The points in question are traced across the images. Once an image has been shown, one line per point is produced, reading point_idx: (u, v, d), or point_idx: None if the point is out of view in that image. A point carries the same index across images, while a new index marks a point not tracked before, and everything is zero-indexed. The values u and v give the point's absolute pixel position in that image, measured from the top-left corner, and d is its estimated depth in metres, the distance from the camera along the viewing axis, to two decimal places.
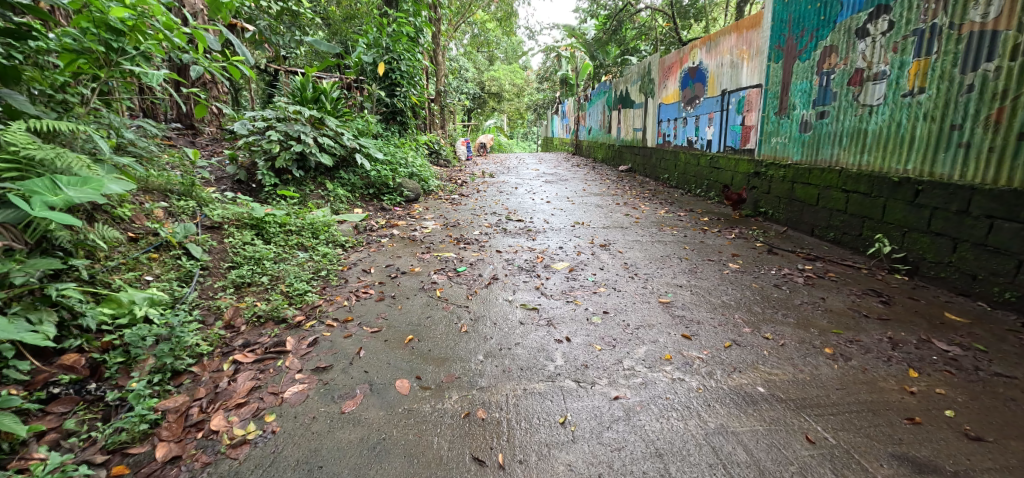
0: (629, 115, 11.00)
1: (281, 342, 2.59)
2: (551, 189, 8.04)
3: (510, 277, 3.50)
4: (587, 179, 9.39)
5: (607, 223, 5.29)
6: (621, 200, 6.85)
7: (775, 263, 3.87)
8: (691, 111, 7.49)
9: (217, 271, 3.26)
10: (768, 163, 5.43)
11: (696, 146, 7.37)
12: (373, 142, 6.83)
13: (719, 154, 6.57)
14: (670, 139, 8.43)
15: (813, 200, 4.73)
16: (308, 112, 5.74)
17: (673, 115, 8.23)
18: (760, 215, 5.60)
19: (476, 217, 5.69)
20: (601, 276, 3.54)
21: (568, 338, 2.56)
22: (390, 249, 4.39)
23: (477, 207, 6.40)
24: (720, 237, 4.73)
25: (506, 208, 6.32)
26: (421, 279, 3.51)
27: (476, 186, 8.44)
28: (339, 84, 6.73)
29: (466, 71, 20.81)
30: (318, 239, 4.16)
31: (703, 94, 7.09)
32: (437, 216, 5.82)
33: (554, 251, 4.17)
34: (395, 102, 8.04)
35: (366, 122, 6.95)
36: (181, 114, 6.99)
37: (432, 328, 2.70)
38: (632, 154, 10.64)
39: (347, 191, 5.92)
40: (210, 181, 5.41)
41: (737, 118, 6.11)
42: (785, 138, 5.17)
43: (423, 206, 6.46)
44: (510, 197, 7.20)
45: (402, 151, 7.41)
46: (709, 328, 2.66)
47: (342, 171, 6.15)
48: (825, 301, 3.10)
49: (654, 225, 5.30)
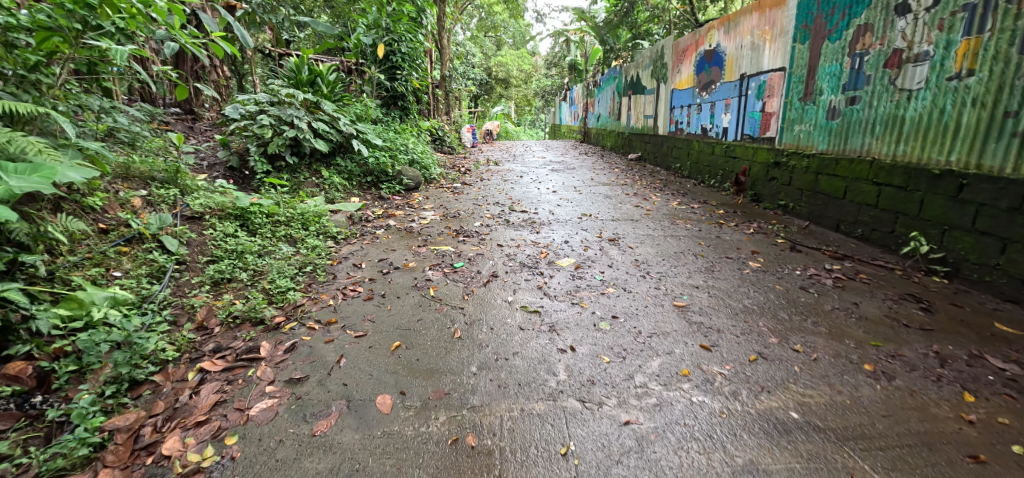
0: (639, 101, 10.60)
1: (255, 348, 2.34)
2: (557, 178, 7.73)
3: (511, 275, 3.22)
4: (595, 168, 9.06)
5: (616, 215, 4.99)
6: (631, 190, 6.53)
7: (800, 262, 3.56)
8: (706, 97, 7.11)
9: (195, 266, 3.01)
10: (790, 153, 5.10)
11: (711, 134, 7.01)
12: (372, 128, 6.52)
13: (736, 142, 6.23)
14: (682, 127, 8.07)
15: (839, 193, 4.39)
16: (303, 96, 5.45)
17: (687, 101, 7.86)
18: (778, 208, 5.30)
19: (478, 207, 5.40)
20: (609, 274, 3.25)
21: (572, 348, 2.29)
22: (384, 241, 4.12)
23: (479, 196, 6.11)
24: (737, 232, 4.42)
25: (510, 197, 6.03)
26: (415, 276, 3.24)
27: (481, 174, 8.14)
28: (337, 66, 6.42)
29: (473, 56, 20.42)
30: (308, 230, 3.90)
31: (719, 79, 6.71)
32: (437, 206, 5.55)
33: (559, 246, 3.89)
34: (396, 87, 7.71)
35: (365, 108, 6.66)
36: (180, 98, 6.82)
37: (422, 333, 2.44)
38: (643, 142, 10.27)
39: (343, 179, 5.66)
40: (200, 167, 5.18)
41: (757, 104, 5.74)
42: (809, 125, 4.81)
43: (423, 195, 6.18)
44: (514, 186, 6.91)
45: (403, 138, 7.11)
46: (731, 337, 2.38)
47: (338, 157, 5.87)
48: (859, 307, 2.80)
49: (667, 217, 4.99)
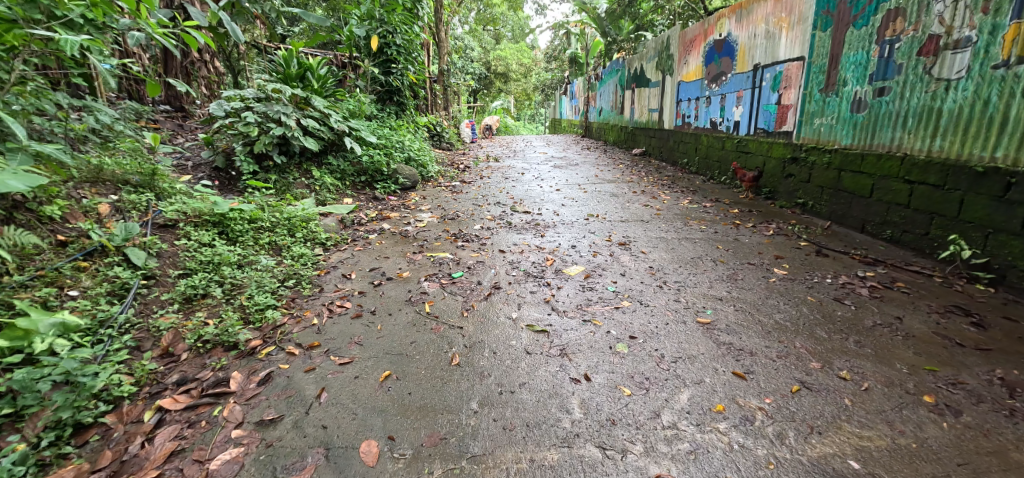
0: (644, 94, 10.28)
1: (225, 380, 2.07)
2: (560, 175, 7.44)
3: (515, 286, 2.93)
4: (599, 164, 8.76)
5: (625, 216, 4.69)
6: (638, 188, 6.23)
7: (829, 269, 3.28)
8: (716, 89, 6.79)
9: (166, 281, 2.74)
10: (810, 148, 4.80)
11: (721, 127, 6.70)
12: (366, 124, 6.20)
13: (750, 136, 5.93)
14: (690, 121, 7.75)
15: (865, 191, 4.10)
16: (290, 92, 5.13)
17: (695, 94, 7.54)
18: (797, 207, 5.01)
19: (478, 208, 5.10)
20: (623, 285, 2.96)
21: (587, 377, 2.00)
22: (377, 248, 3.83)
23: (479, 196, 5.82)
24: (756, 233, 4.13)
25: (512, 197, 5.74)
26: (409, 288, 2.94)
27: (481, 172, 7.83)
28: (328, 60, 6.09)
29: (472, 50, 20.07)
30: (295, 237, 3.61)
31: (731, 70, 6.39)
32: (434, 207, 5.26)
33: (566, 252, 3.60)
34: (391, 81, 7.37)
35: (358, 104, 6.34)
36: (171, 95, 6.68)
37: (416, 360, 2.16)
38: (648, 137, 9.94)
39: (336, 179, 5.36)
40: (185, 168, 5.03)
41: (773, 96, 5.43)
42: (832, 118, 4.51)
43: (420, 194, 5.88)
44: (516, 184, 6.61)
45: (400, 135, 6.79)
46: (766, 362, 2.09)
47: (330, 155, 5.56)
48: (903, 322, 2.51)
49: (679, 217, 4.70)
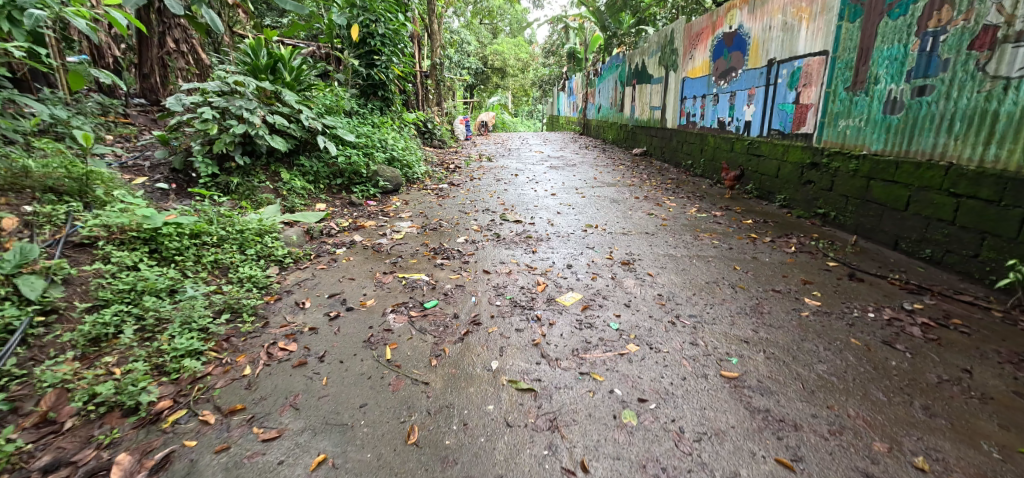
0: (644, 90, 9.78)
1: (108, 466, 1.57)
2: (556, 176, 6.95)
3: (499, 321, 2.43)
4: (598, 164, 8.27)
5: (627, 227, 4.20)
6: (641, 193, 5.74)
7: (867, 299, 2.80)
8: (725, 86, 6.30)
9: (70, 316, 2.24)
10: (833, 152, 4.33)
11: (730, 127, 6.22)
12: (344, 121, 5.66)
13: (763, 138, 5.45)
14: (696, 120, 7.26)
15: (900, 204, 3.62)
16: (255, 85, 4.58)
17: (701, 91, 7.04)
18: (817, 217, 4.54)
19: (465, 216, 4.58)
20: (627, 320, 2.47)
21: (586, 467, 1.52)
22: (344, 266, 3.32)
23: (467, 201, 5.31)
24: (776, 250, 3.65)
25: (502, 202, 5.23)
26: (370, 323, 2.44)
27: (472, 172, 7.31)
28: (302, 50, 5.53)
29: (467, 44, 19.49)
30: (246, 254, 3.10)
31: (742, 65, 5.89)
32: (416, 213, 4.75)
33: (561, 273, 3.10)
34: (374, 74, 6.79)
35: (336, 99, 5.79)
36: (144, 86, 6.22)
37: (364, 434, 1.66)
38: (649, 136, 9.43)
39: (307, 183, 4.84)
40: (141, 169, 4.55)
41: (790, 95, 4.95)
42: (860, 120, 4.04)
43: (403, 199, 5.36)
44: (508, 187, 6.10)
45: (383, 133, 6.25)
46: (818, 444, 1.62)
47: (302, 156, 5.04)
48: (974, 378, 2.04)
49: (688, 228, 4.21)
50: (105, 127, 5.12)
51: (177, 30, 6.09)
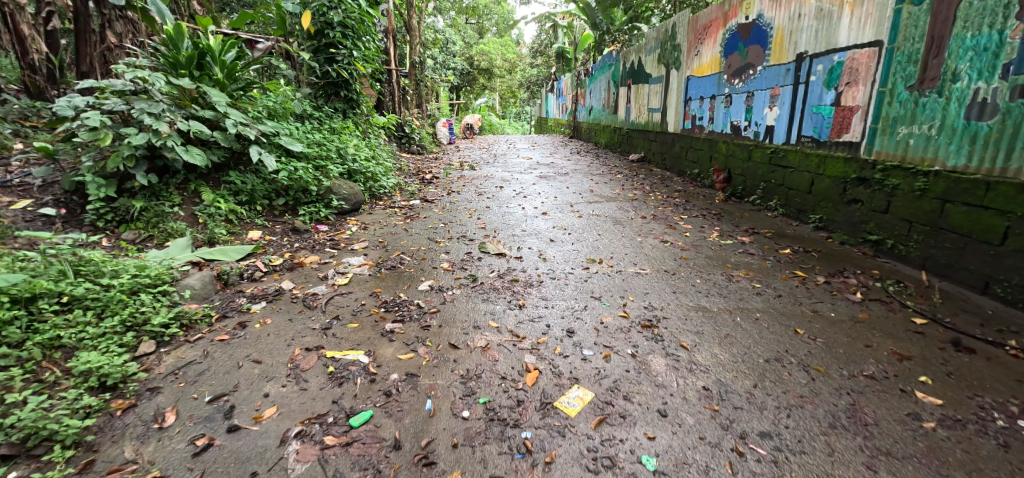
0: (642, 91, 8.94)
1: None
2: (547, 189, 6.07)
3: (465, 458, 1.52)
4: (593, 173, 7.41)
5: (639, 261, 3.31)
6: (647, 211, 4.88)
7: (1000, 390, 1.95)
8: (740, 85, 5.47)
9: None
10: (889, 166, 3.51)
11: (748, 133, 5.39)
12: (291, 126, 4.68)
13: (790, 145, 4.63)
14: (704, 123, 6.42)
15: (993, 236, 2.80)
16: (162, 84, 3.56)
17: (709, 91, 6.21)
18: (867, 245, 3.71)
19: (434, 245, 3.65)
20: (667, 447, 1.57)
21: None
22: (255, 334, 2.37)
23: (440, 223, 4.38)
24: (837, 298, 2.80)
25: (482, 224, 4.31)
26: (257, 466, 1.51)
27: (451, 184, 6.38)
28: (239, 40, 4.54)
29: (453, 44, 18.59)
30: (103, 328, 2.16)
31: (762, 61, 5.06)
32: (374, 242, 3.81)
33: (559, 346, 2.19)
34: (334, 71, 5.81)
35: (281, 101, 4.80)
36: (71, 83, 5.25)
37: None
38: (647, 140, 8.60)
39: (238, 205, 3.87)
40: (27, 189, 3.59)
41: (828, 95, 4.12)
42: (930, 126, 3.22)
43: (362, 221, 4.41)
44: (491, 203, 5.19)
45: (343, 139, 5.28)
46: None
47: (234, 171, 4.05)
48: None
49: (715, 262, 3.34)
50: (9, 135, 4.18)
51: (120, 22, 5.04)
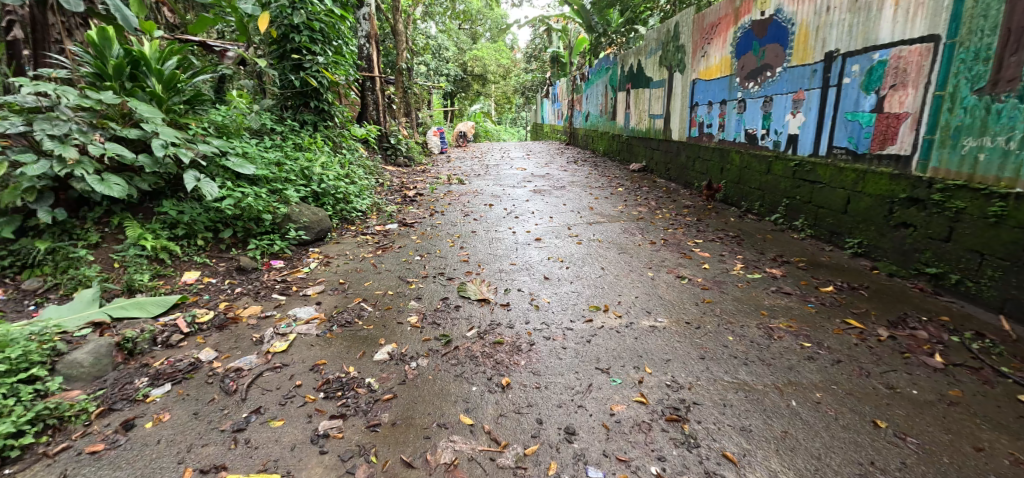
0: (642, 96, 8.35)
1: None
2: (542, 207, 5.45)
3: None
4: (592, 186, 6.80)
5: (654, 309, 2.68)
6: (655, 234, 4.26)
7: None
8: (755, 89, 4.88)
9: None
10: (951, 186, 2.90)
11: (765, 142, 4.79)
12: (244, 144, 4.05)
13: (818, 158, 4.04)
14: (713, 131, 5.82)
15: None
16: (74, 99, 2.98)
17: (719, 96, 5.62)
18: (923, 279, 3.10)
19: (404, 288, 3.02)
20: None
21: None
22: (140, 442, 1.73)
23: (416, 254, 3.74)
24: (911, 363, 2.18)
25: (465, 256, 3.68)
26: None
27: (436, 201, 5.76)
28: (184, 49, 3.98)
29: (445, 50, 18.02)
30: None
31: (782, 62, 4.47)
32: (334, 283, 3.17)
33: (557, 462, 1.56)
34: (303, 79, 5.16)
35: (234, 115, 4.17)
36: None
37: None
38: (649, 149, 8.00)
39: (172, 242, 3.25)
40: None
41: (866, 100, 3.53)
42: (1009, 138, 2.62)
43: (325, 254, 3.79)
44: (477, 226, 4.56)
45: (309, 156, 4.65)
46: None
47: (169, 200, 3.43)
48: None
49: (747, 307, 2.71)
50: None
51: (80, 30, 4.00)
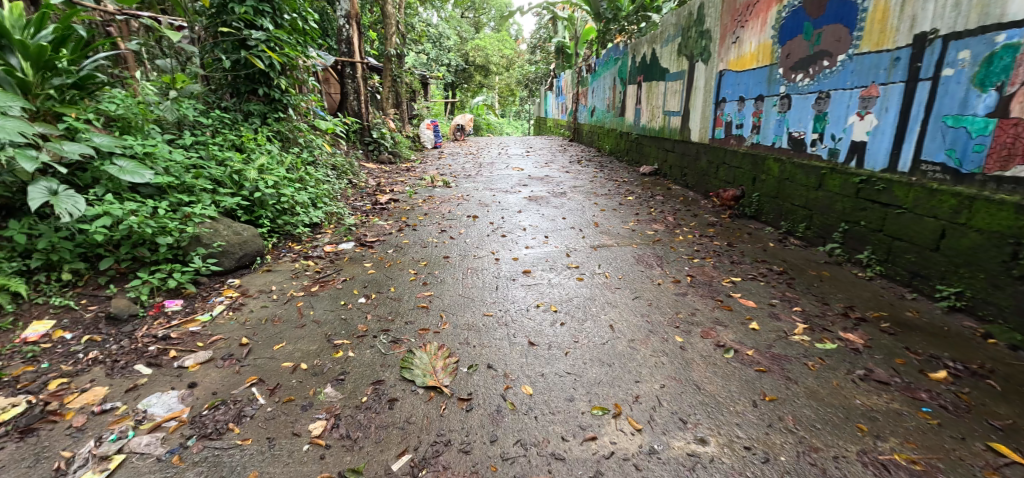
0: (656, 89, 7.36)
1: None
2: (535, 220, 4.51)
3: None
4: (597, 193, 5.85)
5: (693, 414, 1.76)
6: (678, 265, 3.32)
7: None
8: (806, 84, 3.89)
9: None
10: None
11: (816, 150, 3.82)
12: (146, 141, 3.12)
13: (897, 175, 3.09)
14: (745, 132, 4.85)
15: None
16: None
17: (755, 90, 4.65)
18: None
19: (327, 360, 2.11)
20: None
21: None
22: None
23: (363, 293, 2.82)
24: None
25: (426, 297, 2.75)
26: None
27: (411, 211, 4.83)
28: (104, 41, 3.26)
29: (446, 39, 17.05)
30: None
31: (845, 49, 3.48)
32: (234, 345, 2.26)
33: None
34: (244, 60, 4.17)
35: (137, 104, 3.22)
36: None
37: None
38: (662, 150, 7.03)
39: (15, 283, 2.36)
40: None
41: (982, 100, 2.58)
42: None
43: (243, 289, 2.87)
44: (452, 248, 3.64)
45: (243, 156, 3.71)
46: None
47: (19, 221, 2.54)
48: None
49: (834, 415, 1.78)
50: None
51: None
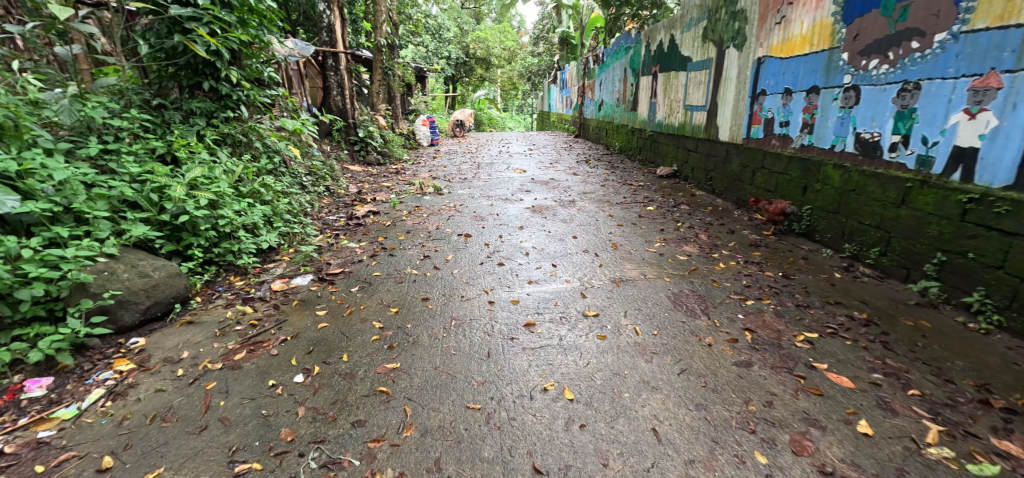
0: (676, 81, 6.51)
1: None
2: (540, 241, 3.72)
3: None
4: (611, 202, 5.05)
5: None
6: (729, 311, 2.53)
7: None
8: (885, 72, 3.06)
9: None
10: None
11: (897, 156, 2.99)
12: (20, 153, 2.32)
13: None
14: (792, 132, 4.02)
15: None
16: None
17: (807, 82, 3.81)
18: None
19: None
20: None
21: None
22: None
23: (303, 364, 2.04)
24: None
25: (388, 372, 1.97)
26: None
27: (391, 227, 4.04)
28: None
29: (445, 30, 16.21)
30: None
31: (945, 25, 2.66)
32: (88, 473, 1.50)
33: None
34: (181, 45, 3.36)
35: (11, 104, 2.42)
36: None
37: None
38: (683, 150, 6.20)
39: None
40: None
41: None
42: None
43: (143, 357, 2.11)
44: (435, 284, 2.85)
45: (170, 169, 2.93)
46: None
47: None
48: None
49: None
50: None
51: None
